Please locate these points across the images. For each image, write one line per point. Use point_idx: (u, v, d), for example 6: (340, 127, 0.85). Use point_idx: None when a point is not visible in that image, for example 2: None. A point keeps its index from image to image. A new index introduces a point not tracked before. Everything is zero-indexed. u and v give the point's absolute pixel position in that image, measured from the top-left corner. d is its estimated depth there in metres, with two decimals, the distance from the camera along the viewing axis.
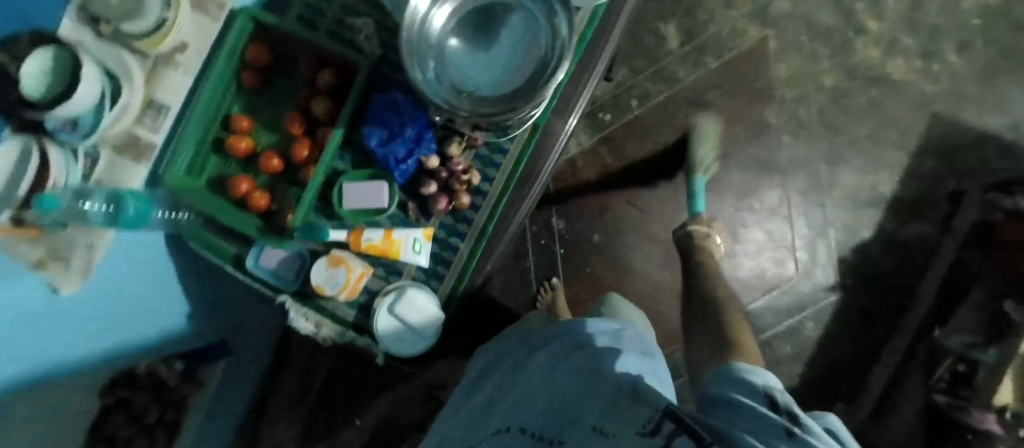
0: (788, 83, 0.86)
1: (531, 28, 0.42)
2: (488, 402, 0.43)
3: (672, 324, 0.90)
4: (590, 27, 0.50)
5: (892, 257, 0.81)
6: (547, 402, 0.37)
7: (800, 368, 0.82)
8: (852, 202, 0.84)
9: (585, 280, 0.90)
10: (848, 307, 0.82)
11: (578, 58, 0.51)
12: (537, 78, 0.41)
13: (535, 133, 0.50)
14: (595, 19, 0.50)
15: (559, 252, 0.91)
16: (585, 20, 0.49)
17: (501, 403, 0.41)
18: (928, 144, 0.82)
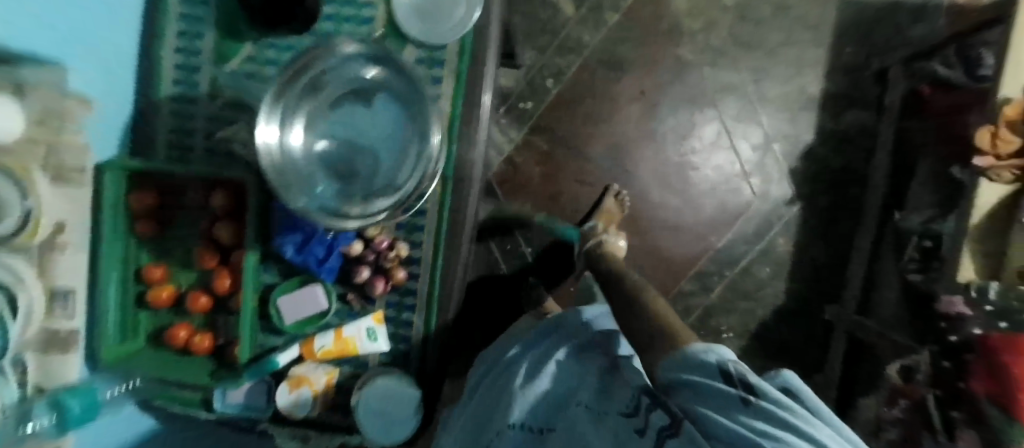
0: (691, 14, 0.84)
1: (391, 118, 0.41)
2: (482, 405, 0.44)
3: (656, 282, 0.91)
4: (463, 58, 0.50)
5: (839, 153, 0.82)
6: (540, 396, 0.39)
7: (782, 284, 0.85)
8: (787, 111, 0.83)
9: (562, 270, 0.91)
10: (811, 213, 0.83)
11: (462, 93, 0.50)
12: (415, 154, 0.41)
13: (447, 185, 0.50)
14: (465, 49, 0.50)
15: (527, 251, 0.91)
16: (455, 53, 0.50)
17: (497, 401, 0.43)
18: (842, 32, 0.81)
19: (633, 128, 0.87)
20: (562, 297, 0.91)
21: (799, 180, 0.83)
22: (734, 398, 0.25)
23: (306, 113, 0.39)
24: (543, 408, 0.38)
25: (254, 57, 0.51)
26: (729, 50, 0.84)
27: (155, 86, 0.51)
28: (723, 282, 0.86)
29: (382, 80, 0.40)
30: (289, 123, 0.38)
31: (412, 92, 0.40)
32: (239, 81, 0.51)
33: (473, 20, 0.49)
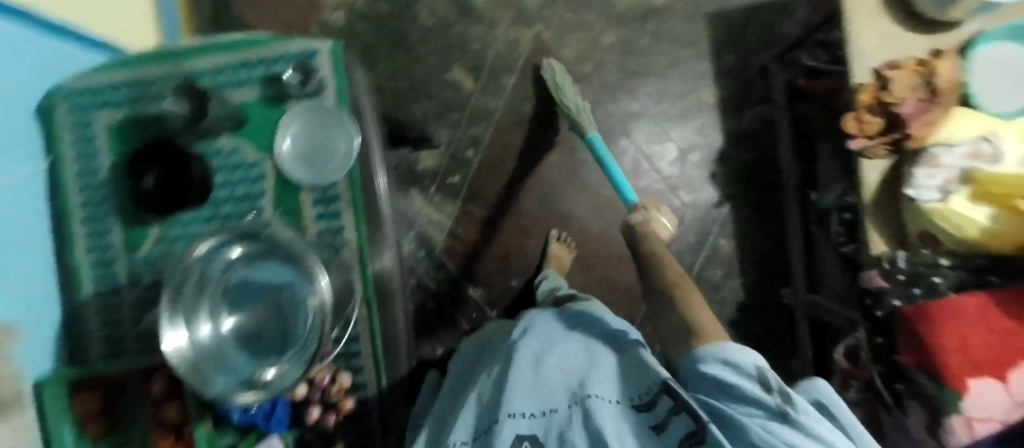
0: (580, 59, 0.89)
1: (277, 282, 0.46)
2: (466, 400, 0.46)
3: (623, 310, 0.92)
4: (356, 191, 0.56)
5: (748, 149, 0.86)
6: (538, 384, 0.41)
7: (737, 281, 0.87)
8: (692, 123, 0.88)
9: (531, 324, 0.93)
10: (740, 210, 0.87)
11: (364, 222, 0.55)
12: (310, 309, 0.45)
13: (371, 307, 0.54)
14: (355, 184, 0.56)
15: (492, 315, 0.93)
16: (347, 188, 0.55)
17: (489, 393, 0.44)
18: (718, 40, 0.87)
19: (556, 175, 0.92)
20: None
21: (720, 182, 0.87)
22: (776, 411, 0.32)
23: (206, 308, 0.43)
24: (544, 395, 0.40)
25: (162, 238, 0.54)
26: (623, 82, 0.89)
27: (76, 289, 0.54)
28: None
29: (251, 254, 0.45)
30: (193, 323, 0.42)
31: (288, 253, 0.45)
32: (153, 263, 0.54)
33: (355, 148, 0.57)
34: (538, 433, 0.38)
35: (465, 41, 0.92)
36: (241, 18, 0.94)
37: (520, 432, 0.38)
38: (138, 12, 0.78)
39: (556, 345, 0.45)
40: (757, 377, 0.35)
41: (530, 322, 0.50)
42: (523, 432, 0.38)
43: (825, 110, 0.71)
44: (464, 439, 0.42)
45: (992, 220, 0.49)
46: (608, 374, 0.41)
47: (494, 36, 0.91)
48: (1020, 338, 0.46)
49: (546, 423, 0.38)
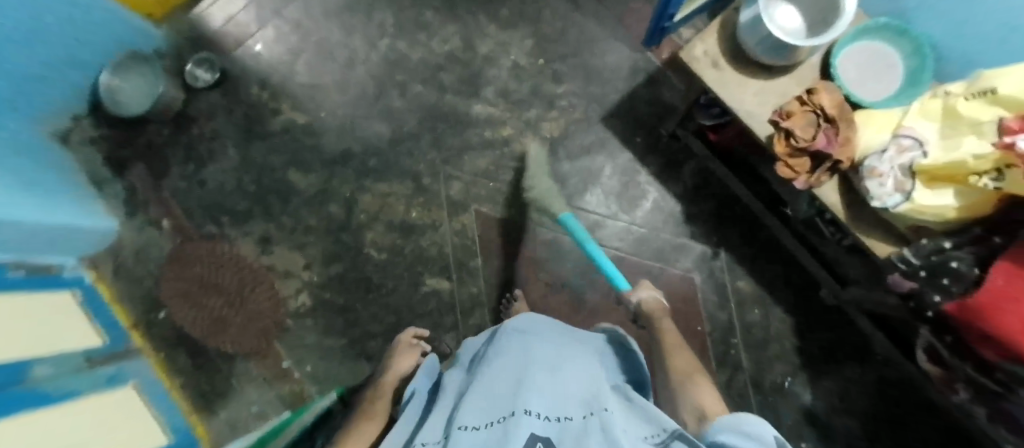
0: (525, 211, 0.95)
1: None
2: (469, 398, 0.42)
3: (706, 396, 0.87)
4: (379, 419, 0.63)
5: (705, 197, 0.91)
6: (551, 394, 0.41)
7: (777, 309, 0.87)
8: (646, 203, 0.93)
9: None
10: (736, 248, 0.89)
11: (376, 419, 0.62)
12: None
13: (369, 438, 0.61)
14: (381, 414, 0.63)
15: None
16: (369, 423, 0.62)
17: (499, 394, 0.42)
18: (623, 131, 0.94)
19: (564, 314, 0.92)
20: None
21: (703, 236, 0.91)
22: None
23: None
24: (555, 405, 0.40)
25: None
26: (569, 206, 0.94)
27: None
28: (742, 350, 0.87)
29: None
30: None
31: None
32: None
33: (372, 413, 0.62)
34: (552, 434, 0.35)
35: (421, 253, 0.95)
36: (220, 352, 0.94)
37: (536, 430, 0.34)
38: (142, 417, 0.79)
39: (559, 374, 0.46)
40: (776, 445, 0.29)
41: (531, 349, 0.51)
42: (538, 431, 0.34)
43: (751, 149, 0.76)
44: (475, 424, 0.37)
45: (959, 198, 0.52)
46: (613, 403, 0.42)
47: (441, 235, 0.95)
48: None
49: (560, 429, 0.36)
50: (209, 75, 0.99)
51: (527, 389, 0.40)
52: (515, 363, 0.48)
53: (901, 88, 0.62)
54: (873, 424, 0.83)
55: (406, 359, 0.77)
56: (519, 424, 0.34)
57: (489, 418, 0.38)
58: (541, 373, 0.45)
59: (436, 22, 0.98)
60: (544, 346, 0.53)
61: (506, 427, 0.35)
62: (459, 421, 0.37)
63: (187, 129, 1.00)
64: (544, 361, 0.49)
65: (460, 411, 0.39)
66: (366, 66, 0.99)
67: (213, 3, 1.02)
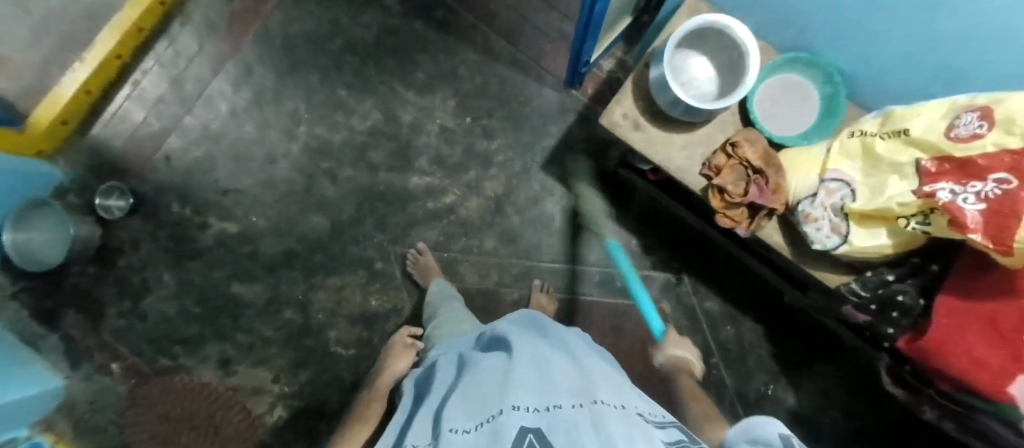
0: (485, 274, 0.92)
1: None
2: (452, 403, 0.35)
3: None
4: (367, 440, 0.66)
5: (659, 225, 0.91)
6: (540, 386, 0.33)
7: (748, 323, 0.89)
8: (604, 241, 0.91)
9: None
10: (697, 270, 0.90)
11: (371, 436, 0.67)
12: None
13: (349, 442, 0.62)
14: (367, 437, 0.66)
15: None
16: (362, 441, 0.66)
17: (485, 391, 0.34)
18: (565, 175, 0.92)
19: None
20: None
21: (664, 265, 0.91)
22: None
23: None
24: (545, 394, 0.31)
25: None
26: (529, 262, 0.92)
27: None
28: (722, 368, 0.88)
29: None
30: None
31: None
32: None
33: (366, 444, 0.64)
34: (543, 423, 0.27)
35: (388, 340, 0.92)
36: None
37: (525, 423, 0.27)
38: None
39: (549, 361, 0.39)
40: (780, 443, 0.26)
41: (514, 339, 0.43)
42: (528, 423, 0.27)
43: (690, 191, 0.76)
44: (465, 425, 0.30)
45: (891, 236, 0.52)
46: (611, 389, 0.34)
47: (406, 317, 0.92)
48: (1008, 319, 0.44)
49: (555, 414, 0.28)
50: (122, 202, 0.92)
51: (515, 386, 0.33)
52: (499, 362, 0.39)
53: (819, 118, 0.62)
54: (854, 413, 0.87)
55: (401, 359, 0.76)
56: (505, 422, 0.27)
57: (478, 418, 0.30)
58: (529, 366, 0.37)
59: (352, 99, 0.94)
60: (528, 337, 0.45)
61: (494, 428, 0.28)
62: (447, 425, 0.31)
63: (113, 263, 0.93)
64: (532, 353, 0.40)
65: (444, 416, 0.32)
66: (288, 158, 0.94)
67: (109, 122, 0.94)
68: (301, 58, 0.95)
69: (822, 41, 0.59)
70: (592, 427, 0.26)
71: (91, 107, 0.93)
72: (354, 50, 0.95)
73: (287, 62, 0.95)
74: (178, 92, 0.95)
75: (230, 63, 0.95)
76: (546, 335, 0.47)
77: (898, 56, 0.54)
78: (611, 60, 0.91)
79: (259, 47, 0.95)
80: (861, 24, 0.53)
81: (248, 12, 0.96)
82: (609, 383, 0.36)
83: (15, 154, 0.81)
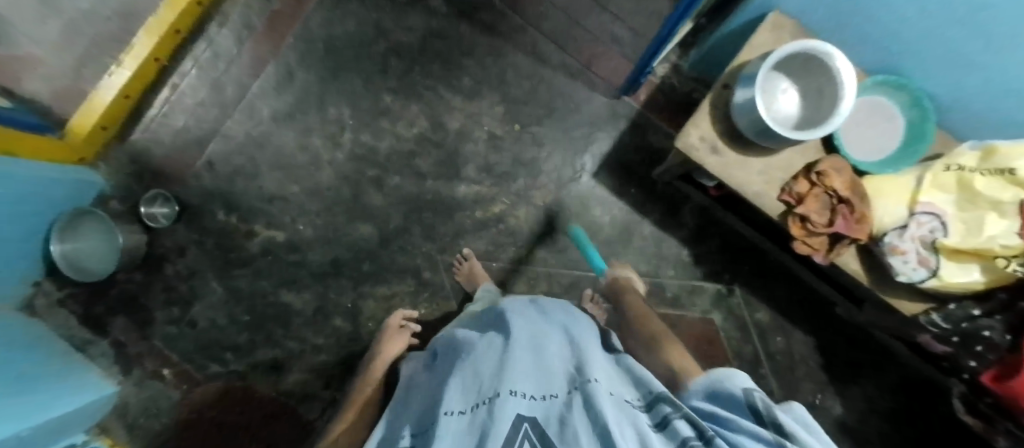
0: (535, 283, 0.92)
1: None
2: (450, 384, 0.36)
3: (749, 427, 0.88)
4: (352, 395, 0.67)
5: (712, 236, 0.90)
6: (537, 371, 0.35)
7: (796, 332, 0.89)
8: (653, 250, 0.91)
9: None
10: (750, 281, 0.90)
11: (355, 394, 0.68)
12: None
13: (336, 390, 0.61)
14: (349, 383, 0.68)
15: None
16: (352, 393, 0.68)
17: (482, 372, 0.36)
18: (616, 183, 0.91)
19: None
20: None
21: (714, 275, 0.90)
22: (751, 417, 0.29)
23: None
24: (544, 381, 0.33)
25: None
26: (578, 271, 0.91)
27: None
28: (771, 377, 0.89)
29: None
30: None
31: None
32: None
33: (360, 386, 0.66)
34: (540, 412, 0.29)
35: None
36: None
37: (522, 411, 0.28)
38: None
39: (544, 340, 0.40)
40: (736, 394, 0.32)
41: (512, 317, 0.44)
42: (525, 411, 0.29)
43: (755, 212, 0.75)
44: (461, 409, 0.32)
45: (984, 273, 0.52)
46: (607, 372, 0.35)
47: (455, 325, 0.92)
48: None
49: (550, 406, 0.30)
50: (167, 209, 0.91)
51: (511, 369, 0.34)
52: (497, 340, 0.41)
53: (904, 141, 0.60)
54: (901, 422, 0.88)
55: (396, 343, 0.76)
56: (501, 407, 0.28)
57: (475, 399, 0.32)
58: (526, 346, 0.38)
59: (397, 105, 0.92)
60: (527, 313, 0.46)
61: (487, 413, 0.29)
62: (443, 405, 0.34)
63: (160, 270, 0.92)
64: (529, 332, 0.41)
65: (443, 398, 0.34)
66: (333, 166, 0.92)
67: (149, 127, 0.92)
68: (343, 61, 0.92)
69: (914, 68, 0.56)
70: (584, 413, 0.27)
71: (129, 112, 0.90)
72: (398, 53, 0.92)
73: (329, 65, 0.92)
74: (218, 96, 0.92)
75: (271, 65, 0.92)
76: (542, 309, 0.48)
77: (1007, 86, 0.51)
78: (664, 65, 0.89)
79: (300, 49, 0.92)
80: (963, 56, 0.50)
81: (288, 13, 0.93)
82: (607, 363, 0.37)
83: (55, 164, 0.79)
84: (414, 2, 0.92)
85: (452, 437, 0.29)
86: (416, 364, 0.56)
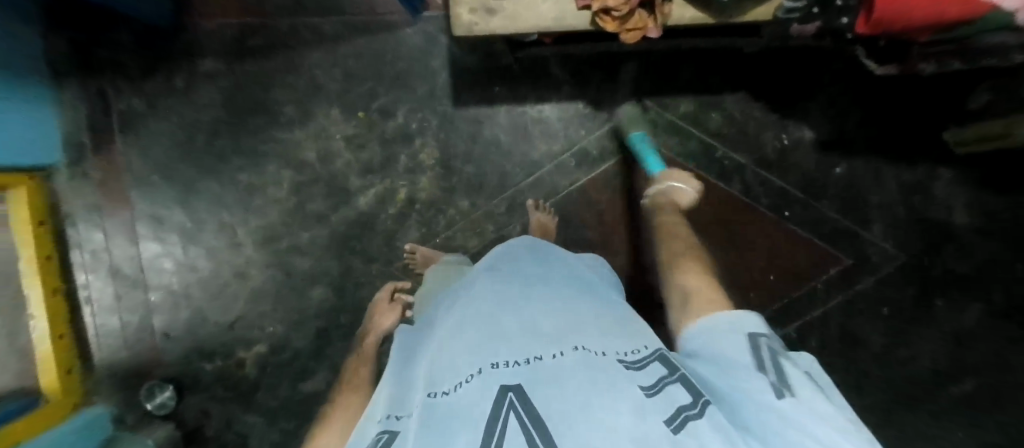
0: (483, 228, 0.89)
1: None
2: (438, 363, 0.40)
3: (740, 204, 0.87)
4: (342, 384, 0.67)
5: (593, 74, 0.85)
6: (518, 337, 0.38)
7: (727, 97, 0.84)
8: (555, 126, 0.87)
9: (747, 297, 0.87)
10: (655, 86, 0.85)
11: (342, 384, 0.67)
12: None
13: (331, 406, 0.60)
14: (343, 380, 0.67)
15: None
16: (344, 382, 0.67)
17: (464, 345, 0.39)
18: (479, 94, 0.87)
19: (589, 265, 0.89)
20: (775, 295, 0.87)
21: (623, 105, 0.86)
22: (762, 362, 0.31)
23: None
24: (523, 348, 0.37)
25: None
26: (509, 190, 0.88)
27: None
28: (732, 152, 0.86)
29: None
30: None
31: None
32: None
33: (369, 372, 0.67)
34: (523, 380, 0.32)
35: None
36: None
37: (505, 383, 0.32)
38: None
39: (529, 307, 0.43)
40: (754, 328, 0.34)
41: (495, 288, 0.48)
42: (507, 380, 0.32)
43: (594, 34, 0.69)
44: (449, 389, 0.35)
45: None
46: (593, 330, 0.39)
47: None
48: None
49: (532, 372, 0.33)
50: (166, 392, 0.94)
51: (494, 344, 0.38)
52: (479, 312, 0.44)
53: None
54: (873, 101, 0.82)
55: (388, 316, 0.77)
56: (488, 384, 0.32)
57: (460, 377, 0.35)
58: (511, 317, 0.42)
59: (257, 176, 0.90)
60: (514, 281, 0.50)
61: (476, 388, 0.33)
62: (433, 388, 0.36)
63: (203, 438, 0.98)
64: (509, 301, 0.45)
65: (432, 380, 0.38)
66: (253, 262, 0.93)
67: (100, 340, 0.96)
68: (186, 176, 0.91)
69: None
70: (570, 384, 0.31)
71: (74, 340, 0.93)
72: (219, 133, 0.89)
73: (178, 189, 0.91)
74: (125, 280, 0.94)
75: (139, 225, 0.93)
76: (528, 272, 0.52)
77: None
78: None
79: (147, 194, 0.92)
80: None
81: (110, 174, 0.91)
82: (594, 320, 0.41)
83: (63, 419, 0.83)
84: (190, 80, 0.88)
85: (444, 413, 0.32)
86: (406, 328, 0.59)
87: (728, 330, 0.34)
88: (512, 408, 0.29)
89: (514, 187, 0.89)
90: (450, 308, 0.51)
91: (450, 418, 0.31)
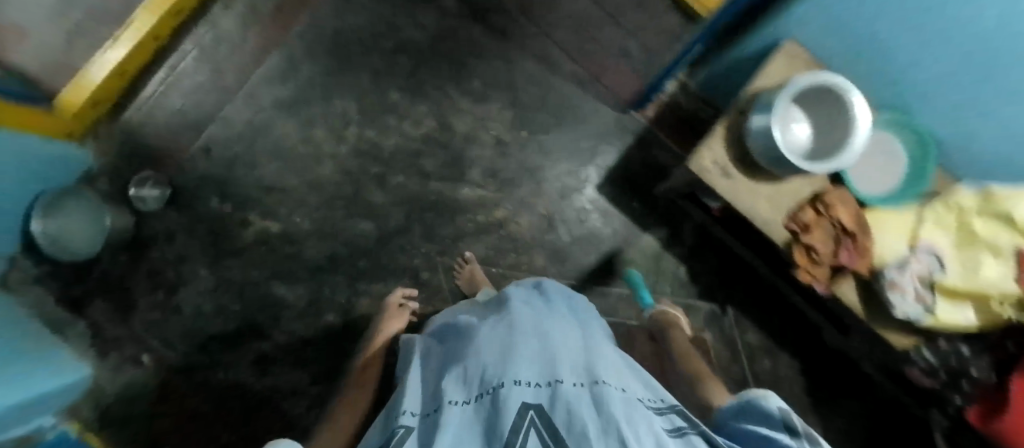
0: None
1: None
2: (453, 374, 0.38)
3: None
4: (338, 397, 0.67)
5: (708, 256, 0.92)
6: (540, 358, 0.36)
7: (782, 355, 0.92)
8: (650, 266, 0.92)
9: None
10: (743, 305, 0.92)
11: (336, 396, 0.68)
12: None
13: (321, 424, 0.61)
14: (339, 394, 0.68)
15: None
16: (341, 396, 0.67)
17: (481, 358, 0.38)
18: (618, 196, 0.92)
19: None
20: None
21: (710, 296, 0.92)
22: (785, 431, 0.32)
23: None
24: (545, 368, 0.35)
25: None
26: (578, 281, 0.91)
27: None
28: None
29: None
30: None
31: None
32: None
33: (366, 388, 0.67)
34: (543, 400, 0.31)
35: None
36: None
37: (525, 401, 0.30)
38: None
39: (553, 331, 0.41)
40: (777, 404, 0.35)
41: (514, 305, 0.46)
42: (528, 399, 0.31)
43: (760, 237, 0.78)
44: (465, 399, 0.34)
45: (976, 313, 0.56)
46: (612, 368, 0.37)
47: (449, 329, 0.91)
48: None
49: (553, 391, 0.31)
50: (156, 192, 0.87)
51: (513, 357, 0.36)
52: (498, 324, 0.42)
53: (897, 189, 0.64)
54: None
55: (395, 321, 0.77)
56: (506, 399, 0.30)
57: (478, 389, 0.34)
58: (533, 335, 0.40)
59: (404, 104, 0.91)
60: (533, 301, 0.48)
61: (494, 402, 0.31)
62: (447, 395, 0.35)
63: (145, 254, 0.87)
64: (532, 319, 0.43)
65: (444, 387, 0.36)
66: (335, 160, 0.91)
67: (143, 106, 0.88)
68: (352, 55, 0.91)
69: (900, 88, 0.61)
70: (590, 406, 0.29)
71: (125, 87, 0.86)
72: (407, 51, 0.92)
73: (335, 59, 0.91)
74: (218, 81, 0.90)
75: (273, 56, 0.90)
76: (544, 296, 0.50)
77: (974, 80, 0.53)
78: None
79: (307, 39, 0.91)
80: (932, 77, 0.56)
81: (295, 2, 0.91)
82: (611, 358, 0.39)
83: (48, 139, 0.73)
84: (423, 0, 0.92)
85: (460, 430, 0.30)
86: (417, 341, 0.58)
87: (757, 404, 0.36)
88: (534, 427, 0.28)
89: (583, 283, 0.91)
90: (465, 321, 0.50)
91: (467, 433, 0.30)
